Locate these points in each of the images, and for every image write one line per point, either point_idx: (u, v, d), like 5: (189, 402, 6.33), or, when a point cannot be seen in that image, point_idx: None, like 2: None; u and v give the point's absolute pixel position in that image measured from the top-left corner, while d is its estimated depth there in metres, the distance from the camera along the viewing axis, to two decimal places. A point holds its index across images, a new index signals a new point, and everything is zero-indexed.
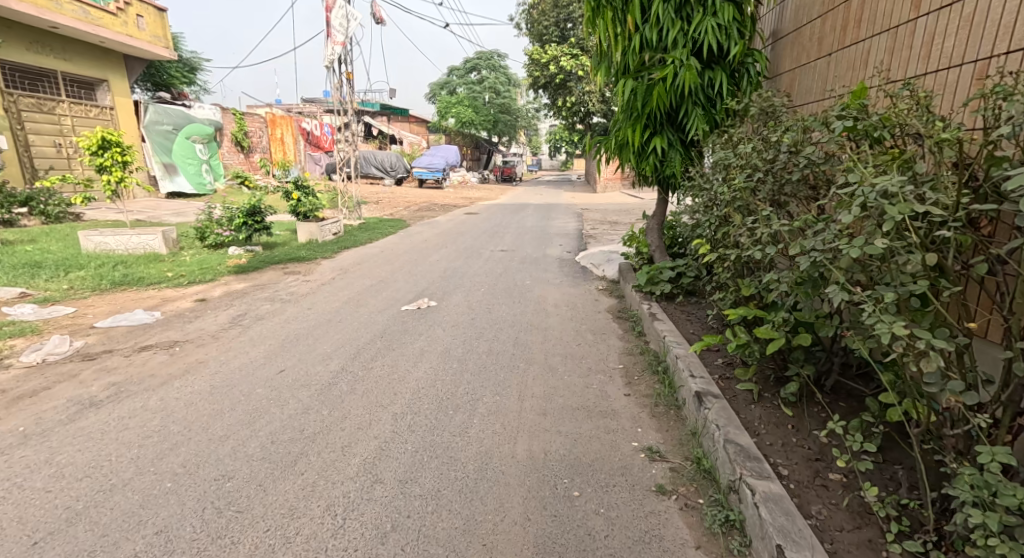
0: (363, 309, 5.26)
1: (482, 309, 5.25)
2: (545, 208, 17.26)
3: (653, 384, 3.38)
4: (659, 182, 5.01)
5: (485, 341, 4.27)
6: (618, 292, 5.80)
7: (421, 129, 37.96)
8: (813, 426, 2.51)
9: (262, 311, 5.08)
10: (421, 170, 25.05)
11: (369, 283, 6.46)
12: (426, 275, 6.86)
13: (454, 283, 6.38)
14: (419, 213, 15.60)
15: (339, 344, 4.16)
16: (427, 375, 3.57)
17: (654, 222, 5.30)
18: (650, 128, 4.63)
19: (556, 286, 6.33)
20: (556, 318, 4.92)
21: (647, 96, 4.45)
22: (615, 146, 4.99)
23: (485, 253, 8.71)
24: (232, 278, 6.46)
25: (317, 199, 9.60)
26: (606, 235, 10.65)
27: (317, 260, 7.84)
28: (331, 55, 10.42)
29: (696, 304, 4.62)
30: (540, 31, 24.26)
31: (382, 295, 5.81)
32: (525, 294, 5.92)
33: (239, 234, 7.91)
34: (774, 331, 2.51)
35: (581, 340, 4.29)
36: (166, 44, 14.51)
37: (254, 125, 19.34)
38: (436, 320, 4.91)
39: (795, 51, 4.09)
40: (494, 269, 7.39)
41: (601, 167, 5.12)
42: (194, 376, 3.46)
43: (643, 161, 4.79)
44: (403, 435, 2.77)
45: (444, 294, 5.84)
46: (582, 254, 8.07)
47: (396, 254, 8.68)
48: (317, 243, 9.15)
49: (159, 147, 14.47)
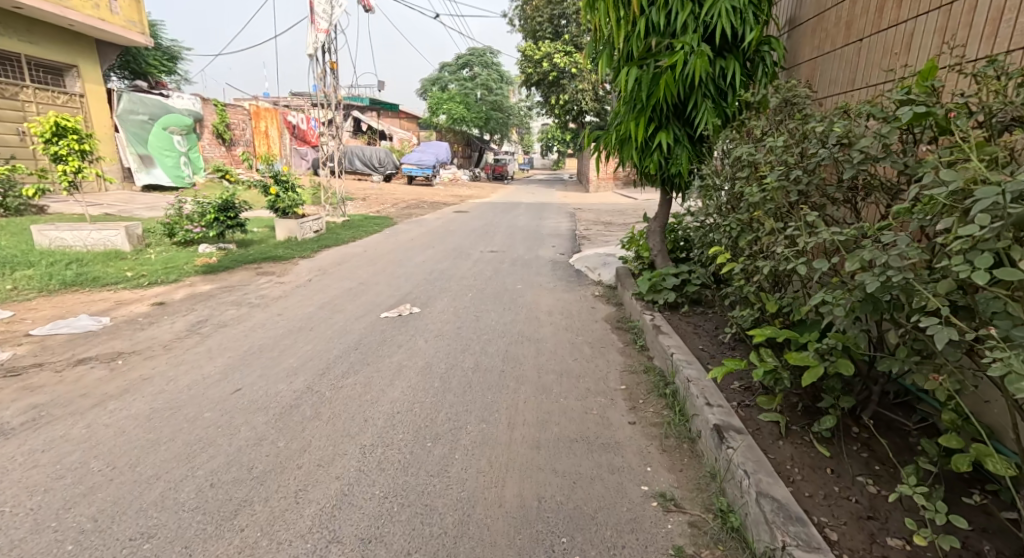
0: (339, 316, 4.81)
1: (469, 317, 4.83)
2: (537, 208, 16.84)
3: (661, 409, 2.99)
4: (663, 181, 4.62)
5: (472, 354, 3.84)
6: (615, 299, 5.40)
7: (411, 125, 37.36)
8: (857, 470, 2.12)
9: (225, 317, 4.62)
10: (411, 166, 24.53)
11: (348, 285, 6.01)
12: (410, 278, 6.43)
13: (439, 287, 5.95)
14: (408, 211, 15.14)
15: (307, 356, 3.72)
16: (404, 397, 3.13)
17: (656, 225, 4.94)
18: (655, 122, 4.23)
19: (550, 291, 5.91)
20: (550, 328, 4.50)
21: (653, 86, 4.05)
22: (616, 142, 4.61)
23: (474, 254, 8.27)
24: (198, 279, 5.99)
25: (297, 194, 9.10)
26: (601, 237, 10.26)
27: (294, 259, 7.36)
28: (314, 43, 9.93)
29: (702, 315, 4.26)
30: (534, 27, 23.83)
31: (360, 300, 5.36)
32: (516, 300, 5.50)
33: (210, 231, 7.41)
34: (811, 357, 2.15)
35: (579, 355, 3.87)
36: (142, 30, 13.91)
37: (237, 117, 18.75)
38: (418, 329, 4.48)
39: (816, 37, 3.71)
40: (483, 271, 6.95)
41: (600, 165, 4.74)
42: (133, 396, 3.01)
43: (647, 157, 4.39)
44: (370, 475, 2.35)
45: (428, 299, 5.41)
46: (577, 256, 7.67)
47: (380, 254, 8.23)
48: (296, 242, 8.67)
49: (133, 138, 13.91)
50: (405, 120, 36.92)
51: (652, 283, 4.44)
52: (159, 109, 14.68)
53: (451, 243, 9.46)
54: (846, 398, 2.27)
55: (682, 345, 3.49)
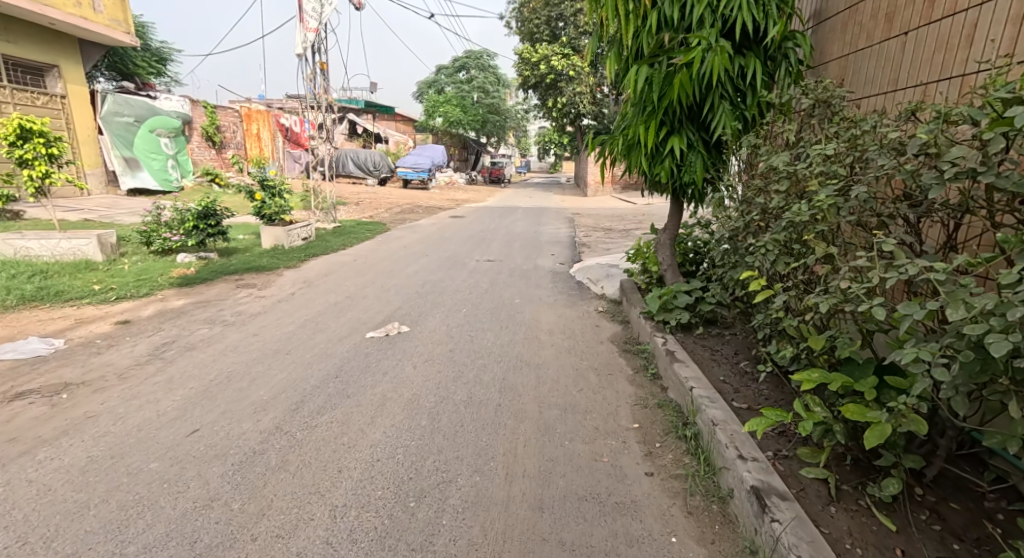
0: (321, 336, 4.41)
1: (463, 337, 4.42)
2: (536, 212, 16.45)
3: (681, 455, 2.61)
4: (674, 190, 4.23)
5: (465, 384, 3.44)
6: (621, 316, 5.01)
7: (407, 127, 36.98)
8: (931, 552, 1.76)
9: (194, 338, 4.21)
10: (406, 169, 24.11)
11: (333, 300, 5.61)
12: (400, 291, 6.02)
13: (432, 302, 5.55)
14: (401, 216, 14.73)
15: (281, 386, 3.33)
16: (386, 440, 2.74)
17: (666, 236, 4.53)
18: (667, 126, 3.86)
19: (550, 306, 5.51)
20: (552, 351, 4.10)
21: (666, 87, 3.68)
22: (624, 149, 4.24)
23: (470, 263, 7.87)
24: (172, 292, 5.57)
25: (284, 200, 8.69)
26: (602, 244, 9.88)
27: (278, 270, 6.96)
28: (303, 42, 9.54)
29: (718, 337, 3.89)
30: (531, 29, 23.48)
31: (345, 317, 4.95)
32: (514, 317, 5.09)
33: (189, 239, 7.00)
34: (880, 414, 1.79)
35: (584, 385, 3.47)
36: (128, 30, 13.50)
37: (228, 119, 18.36)
38: (407, 352, 4.08)
39: (847, 32, 3.34)
40: (479, 283, 6.54)
41: (606, 176, 4.35)
42: (71, 440, 2.60)
43: (657, 165, 4.01)
44: (339, 551, 1.96)
45: (419, 316, 5.01)
46: (577, 267, 7.29)
47: (370, 263, 7.82)
48: (282, 250, 8.25)
49: (119, 140, 13.51)
50: (401, 122, 36.55)
51: (664, 299, 4.07)
52: (145, 110, 14.26)
53: (446, 250, 9.06)
54: (913, 458, 1.89)
55: (701, 376, 3.10)
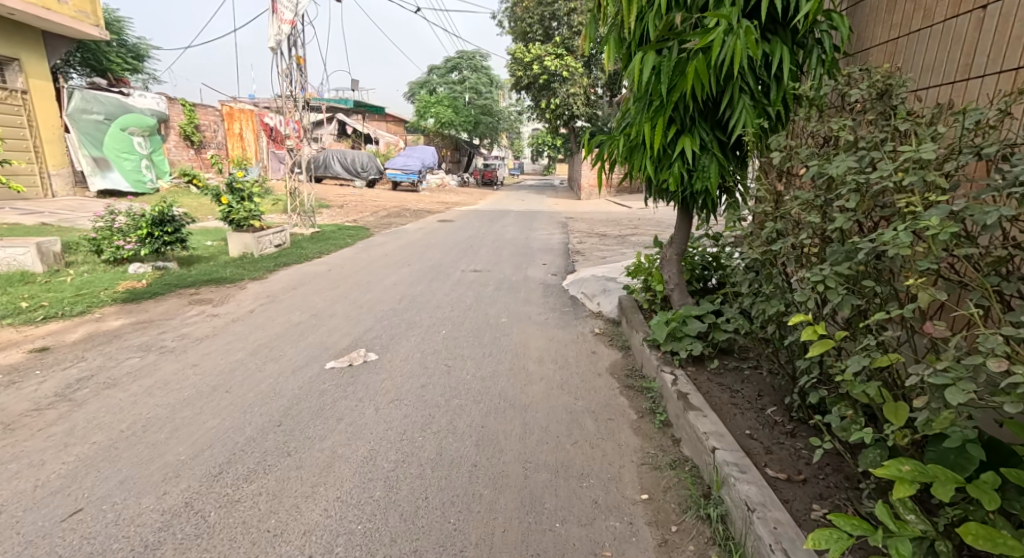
0: (274, 366, 3.79)
1: (439, 368, 3.82)
2: (528, 216, 15.84)
3: (706, 547, 2.03)
4: (683, 199, 3.66)
5: (435, 437, 2.84)
6: (620, 341, 4.44)
7: (398, 128, 36.34)
8: None
9: (120, 369, 3.58)
10: (395, 171, 23.49)
11: (297, 319, 4.99)
12: (374, 308, 5.41)
13: (408, 322, 4.94)
14: (387, 220, 14.13)
15: (207, 439, 2.71)
16: (325, 523, 2.14)
17: (673, 251, 3.96)
18: (677, 124, 3.28)
19: (540, 327, 4.91)
20: (541, 387, 3.51)
21: (676, 77, 3.08)
22: (626, 151, 3.67)
23: (454, 273, 7.26)
24: (113, 310, 4.93)
25: (254, 204, 8.04)
26: (597, 253, 9.32)
27: (242, 282, 6.33)
28: (277, 35, 8.91)
29: (736, 371, 3.32)
30: (524, 28, 22.88)
31: (306, 342, 4.33)
32: (499, 340, 4.49)
33: (143, 248, 6.35)
34: None
35: (580, 436, 2.88)
36: (96, 22, 12.82)
37: (208, 118, 17.65)
38: (371, 388, 3.47)
39: (895, 11, 2.78)
40: (463, 298, 5.93)
41: (603, 185, 3.77)
42: None
43: (664, 170, 3.44)
44: None
45: (391, 340, 4.40)
46: (571, 279, 6.71)
47: (345, 273, 7.20)
48: (251, 259, 7.61)
49: (87, 138, 12.87)
50: (391, 123, 35.92)
51: (675, 326, 3.51)
52: (116, 107, 13.60)
53: (430, 259, 8.45)
54: None
55: (723, 430, 2.53)
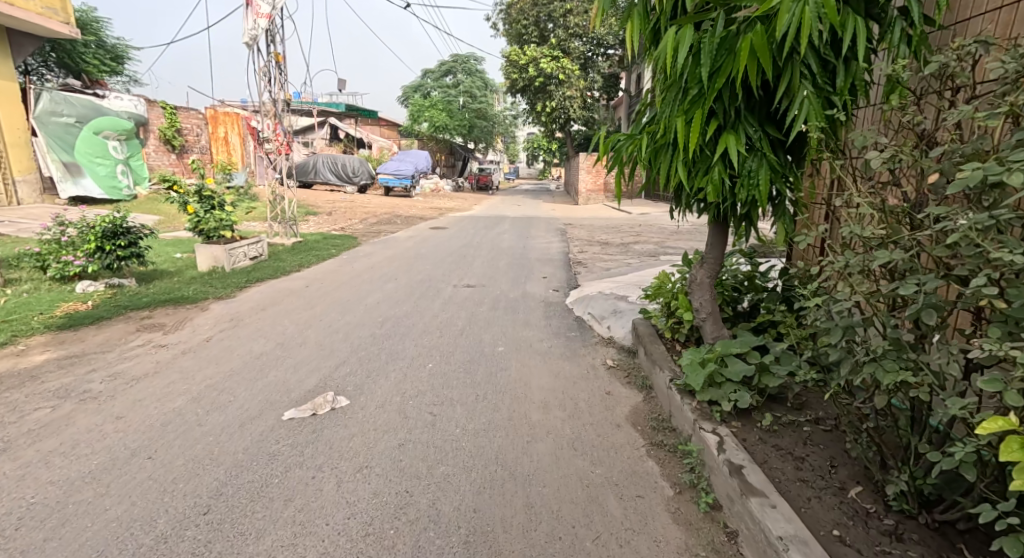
0: (218, 416, 3.08)
1: (422, 419, 3.12)
2: (523, 223, 15.17)
3: None
4: (720, 211, 3.00)
5: (410, 530, 2.15)
6: (639, 376, 3.80)
7: (391, 133, 35.77)
8: None
9: (21, 425, 2.87)
10: (387, 177, 23.11)
11: (261, 350, 4.28)
12: (351, 335, 4.71)
13: (388, 355, 4.22)
14: (377, 228, 13.43)
15: (101, 541, 2.02)
16: None
17: (704, 275, 3.30)
18: (718, 119, 2.62)
19: (544, 358, 4.22)
20: (549, 450, 2.81)
21: (721, 59, 2.42)
22: (650, 152, 3.01)
23: (446, 289, 6.58)
24: (42, 340, 4.21)
25: (226, 213, 7.33)
26: (600, 264, 8.66)
27: (204, 302, 5.62)
28: (253, 30, 8.23)
29: (795, 429, 2.66)
30: (519, 30, 22.16)
31: (265, 381, 3.62)
32: (496, 378, 3.79)
33: (92, 264, 5.63)
34: None
35: (602, 527, 2.19)
36: (66, 20, 12.14)
37: (190, 121, 16.92)
38: (333, 449, 2.78)
39: None
40: (454, 320, 5.24)
41: (620, 196, 3.10)
42: None
43: (699, 176, 2.79)
44: None
45: (367, 380, 3.68)
46: (575, 296, 6.06)
47: (324, 290, 6.50)
48: (220, 274, 6.90)
49: (57, 142, 12.33)
50: (384, 127, 35.22)
51: (717, 369, 2.86)
52: (89, 109, 12.97)
53: (420, 272, 7.75)
54: None
55: (805, 533, 1.84)
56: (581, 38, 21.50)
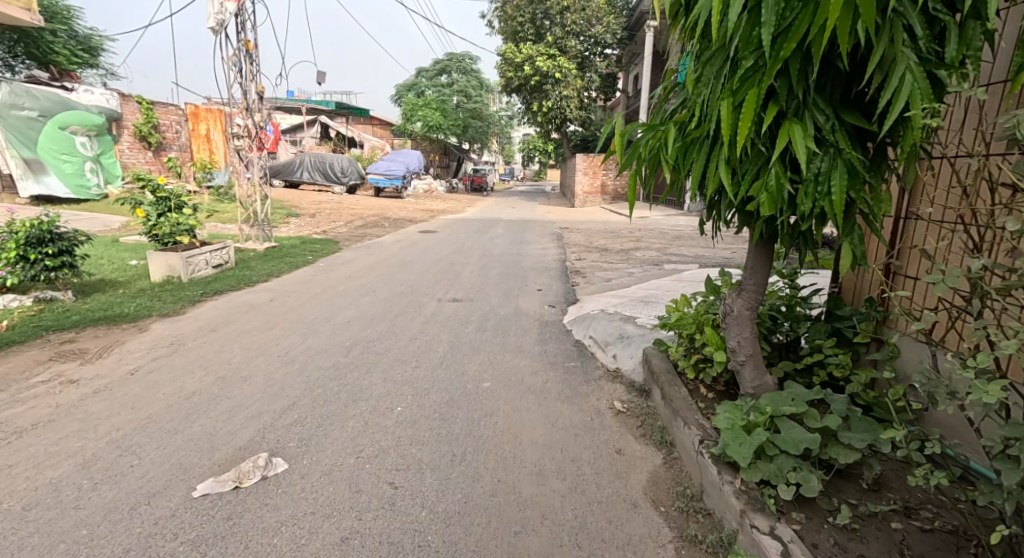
0: (107, 490, 2.35)
1: (379, 497, 2.40)
2: (518, 226, 14.43)
3: None
4: (772, 227, 2.28)
5: None
6: (656, 425, 3.09)
7: (383, 133, 35.03)
8: None
9: None
10: (377, 177, 22.27)
11: (195, 386, 3.53)
12: (308, 366, 3.96)
13: (349, 395, 3.48)
14: (362, 231, 12.67)
15: None
16: None
17: (742, 307, 2.58)
18: (779, 103, 1.91)
19: (538, 399, 3.49)
20: (545, 549, 2.09)
21: (791, 14, 1.72)
22: (679, 148, 2.30)
23: (429, 305, 5.84)
24: None
25: (184, 216, 6.59)
26: (601, 274, 7.95)
27: (146, 320, 4.87)
28: (219, 13, 7.48)
29: (882, 526, 1.95)
30: (514, 28, 21.39)
31: (186, 434, 2.88)
32: (478, 430, 3.05)
33: (14, 276, 4.84)
34: None
35: None
36: (28, 6, 11.29)
37: (168, 118, 16.07)
38: (248, 549, 2.05)
39: None
40: (434, 345, 4.49)
41: (636, 209, 2.38)
42: None
43: (749, 181, 2.06)
44: None
45: (316, 433, 2.95)
46: (572, 315, 5.37)
47: (290, 304, 5.75)
48: (174, 285, 6.14)
49: (18, 137, 11.51)
50: (377, 127, 34.48)
51: (770, 438, 2.14)
52: (54, 103, 12.18)
53: (402, 283, 7.01)
54: None
55: None
56: (578, 36, 20.81)
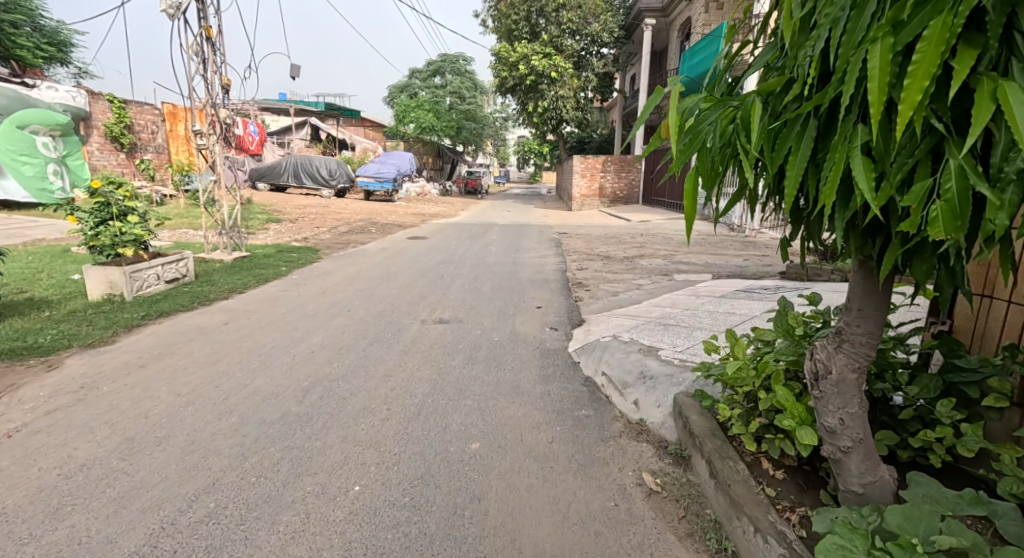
0: None
1: None
2: (513, 232, 13.58)
3: None
4: (917, 256, 1.45)
5: None
6: (705, 514, 2.26)
7: (375, 134, 34.20)
8: None
9: None
10: (366, 179, 21.37)
11: (87, 456, 2.66)
12: (246, 420, 3.09)
13: (292, 468, 2.62)
14: (346, 237, 11.79)
15: None
16: None
17: (848, 367, 1.76)
18: (981, 44, 1.08)
19: (543, 471, 2.63)
20: None
21: None
22: (764, 132, 1.46)
23: (410, 328, 4.97)
24: None
25: (129, 224, 5.68)
26: (608, 286, 7.12)
27: (59, 355, 3.99)
28: None
29: None
30: (508, 26, 20.60)
31: (42, 544, 2.03)
32: (461, 529, 2.19)
33: None
34: None
35: None
36: None
37: (143, 117, 15.15)
38: None
39: None
40: (412, 387, 3.63)
41: (691, 227, 1.51)
42: None
43: (908, 183, 1.22)
44: None
45: (230, 539, 2.10)
46: (577, 343, 4.52)
47: (245, 329, 4.88)
48: (113, 305, 5.27)
49: None
50: (368, 128, 33.58)
51: None
52: (11, 100, 11.28)
53: (382, 299, 6.14)
54: None
55: None
56: (575, 35, 20.10)
